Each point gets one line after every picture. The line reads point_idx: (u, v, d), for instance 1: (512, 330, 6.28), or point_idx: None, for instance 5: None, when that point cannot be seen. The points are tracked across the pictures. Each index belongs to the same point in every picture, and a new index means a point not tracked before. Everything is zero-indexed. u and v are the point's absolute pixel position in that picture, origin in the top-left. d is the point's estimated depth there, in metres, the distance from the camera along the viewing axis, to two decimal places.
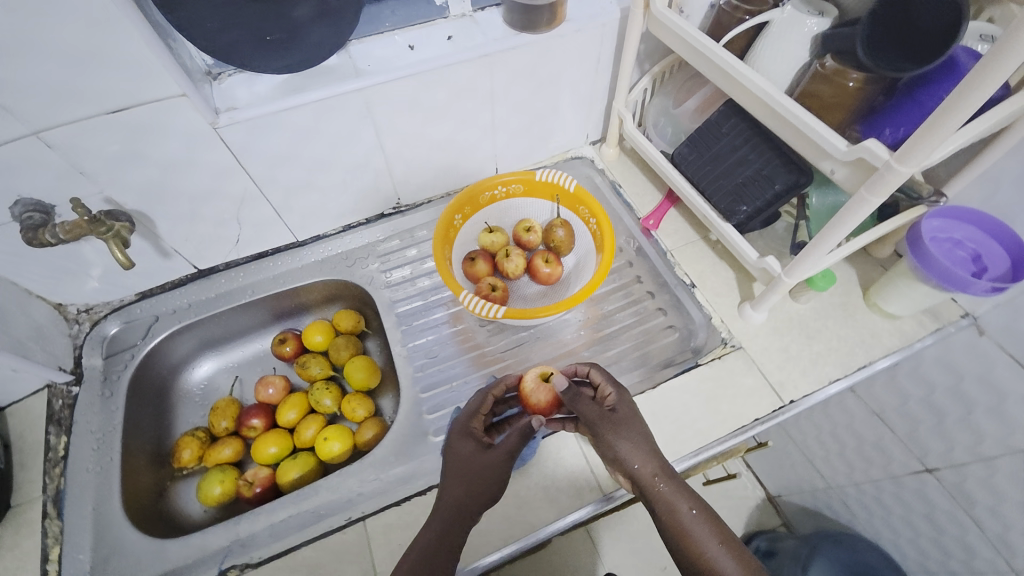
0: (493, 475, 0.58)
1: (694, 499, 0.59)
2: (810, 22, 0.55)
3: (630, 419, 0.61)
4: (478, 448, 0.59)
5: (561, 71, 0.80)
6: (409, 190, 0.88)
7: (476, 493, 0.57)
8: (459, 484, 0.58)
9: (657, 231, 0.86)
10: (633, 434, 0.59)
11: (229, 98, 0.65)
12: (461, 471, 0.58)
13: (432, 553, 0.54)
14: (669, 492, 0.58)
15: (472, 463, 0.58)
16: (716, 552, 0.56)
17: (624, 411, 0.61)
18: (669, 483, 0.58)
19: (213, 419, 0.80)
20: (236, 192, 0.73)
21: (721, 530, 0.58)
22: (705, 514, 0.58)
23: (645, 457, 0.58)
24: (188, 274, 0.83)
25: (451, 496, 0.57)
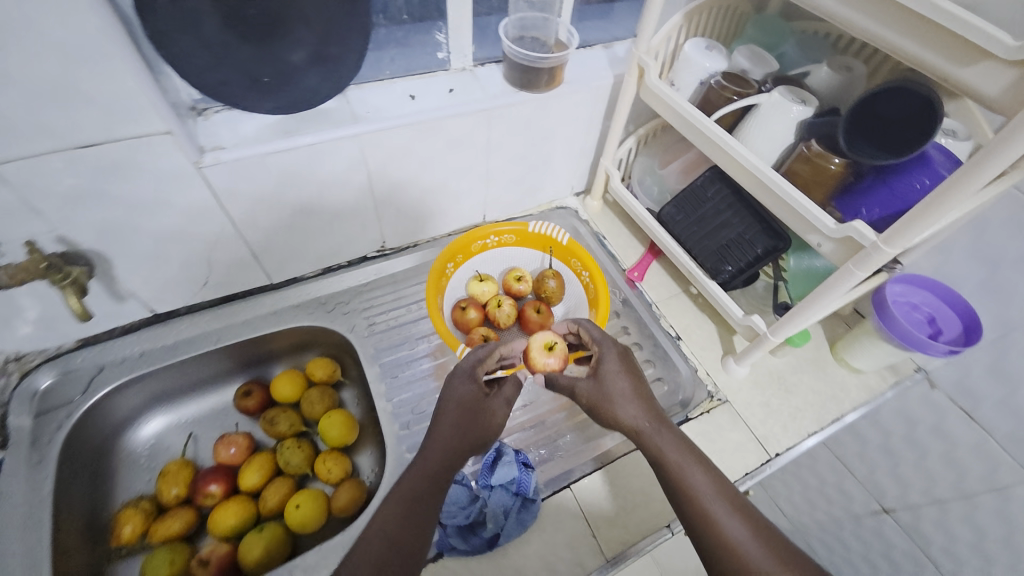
0: (489, 415, 0.60)
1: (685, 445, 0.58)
2: (796, 108, 0.60)
3: (619, 373, 0.63)
4: (478, 390, 0.61)
5: (553, 127, 0.82)
6: (395, 233, 0.87)
7: (468, 433, 0.58)
8: (451, 425, 0.58)
9: (642, 282, 0.88)
10: (618, 386, 0.62)
11: (214, 136, 0.61)
12: (455, 413, 0.59)
13: (416, 486, 0.54)
14: (655, 436, 0.58)
15: (469, 406, 0.59)
16: (710, 499, 0.54)
17: (612, 366, 0.63)
18: (656, 427, 0.59)
19: (162, 485, 0.71)
20: (210, 232, 0.68)
21: (721, 479, 0.56)
22: (700, 461, 0.57)
23: (629, 405, 0.61)
24: (142, 319, 0.75)
25: (442, 435, 0.57)
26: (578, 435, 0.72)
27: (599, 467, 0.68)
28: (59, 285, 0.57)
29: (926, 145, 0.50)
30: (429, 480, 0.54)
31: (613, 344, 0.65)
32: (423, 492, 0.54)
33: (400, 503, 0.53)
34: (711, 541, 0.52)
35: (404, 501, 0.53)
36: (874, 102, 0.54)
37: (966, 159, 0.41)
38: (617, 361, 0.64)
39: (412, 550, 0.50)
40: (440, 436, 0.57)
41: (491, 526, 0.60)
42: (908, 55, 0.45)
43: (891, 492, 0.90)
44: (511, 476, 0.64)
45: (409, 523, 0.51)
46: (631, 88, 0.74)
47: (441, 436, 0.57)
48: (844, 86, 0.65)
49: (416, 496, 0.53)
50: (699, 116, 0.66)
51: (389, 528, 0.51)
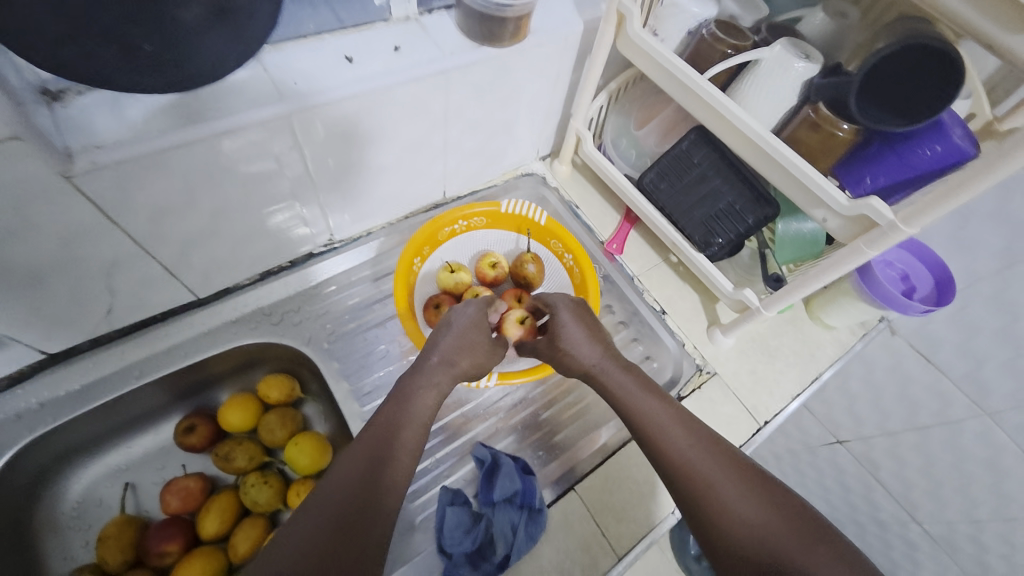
0: (476, 353, 0.61)
1: (635, 376, 0.60)
2: (800, 66, 0.54)
3: (575, 319, 0.64)
4: (460, 331, 0.61)
5: (519, 87, 0.71)
6: (344, 223, 0.74)
7: (451, 372, 0.59)
8: (434, 367, 0.58)
9: (621, 254, 0.83)
10: (570, 332, 0.63)
11: (84, 131, 0.45)
12: (440, 354, 0.59)
13: (395, 420, 0.54)
14: (606, 375, 0.60)
15: (451, 346, 0.60)
16: (660, 425, 0.54)
17: (564, 318, 0.64)
18: (608, 365, 0.61)
19: (103, 553, 0.60)
20: (105, 253, 0.53)
21: (672, 405, 0.57)
22: (652, 393, 0.58)
23: (582, 348, 0.62)
24: (35, 363, 0.60)
25: (423, 375, 0.58)
26: (575, 429, 0.69)
27: (600, 463, 0.65)
28: None
29: (942, 110, 0.46)
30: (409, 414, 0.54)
31: (567, 296, 0.66)
32: (400, 428, 0.53)
33: (379, 435, 0.52)
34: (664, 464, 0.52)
35: (382, 432, 0.52)
36: (879, 67, 0.49)
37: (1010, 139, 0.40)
38: (568, 311, 0.64)
39: (390, 479, 0.49)
40: (422, 376, 0.58)
41: (501, 547, 0.56)
42: (959, 16, 0.43)
43: (846, 426, 0.97)
44: (515, 489, 0.59)
45: (388, 453, 0.50)
46: (607, 39, 0.64)
47: (423, 375, 0.58)
48: (838, 37, 0.60)
49: (393, 431, 0.52)
50: (692, 75, 0.58)
51: (365, 456, 0.50)
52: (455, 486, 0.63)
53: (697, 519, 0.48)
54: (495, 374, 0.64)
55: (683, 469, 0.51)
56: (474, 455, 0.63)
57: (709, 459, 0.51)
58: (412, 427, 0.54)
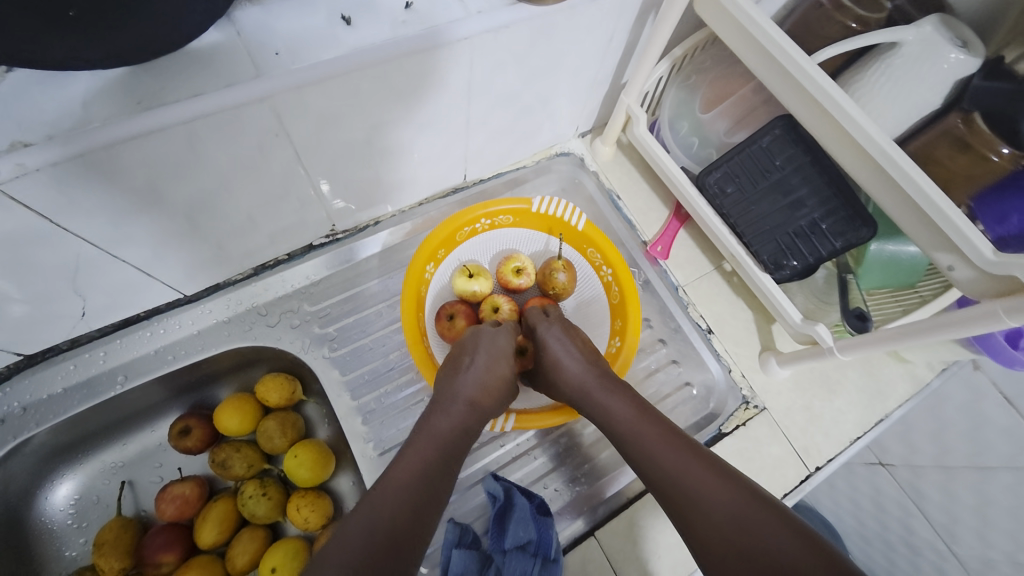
0: (502, 389, 0.54)
1: (623, 393, 0.53)
2: (952, 58, 0.40)
3: (557, 332, 0.58)
4: (474, 361, 0.55)
5: (561, 55, 0.57)
6: (348, 213, 0.64)
7: (480, 411, 0.53)
8: (457, 403, 0.52)
9: (666, 259, 0.72)
10: (555, 347, 0.56)
11: (10, 123, 0.36)
12: (464, 390, 0.53)
13: (425, 459, 0.48)
14: (595, 396, 0.53)
15: (472, 379, 0.53)
16: (657, 448, 0.48)
17: (547, 332, 0.58)
18: (595, 381, 0.54)
19: (99, 561, 0.58)
20: (61, 260, 0.45)
21: (664, 424, 0.50)
22: (647, 412, 0.51)
23: (566, 363, 0.55)
24: (10, 364, 0.55)
25: (448, 412, 0.52)
26: (600, 461, 0.63)
27: (619, 508, 0.59)
28: None
29: None
30: (438, 453, 0.48)
31: (548, 313, 0.60)
32: (430, 470, 0.47)
33: (408, 476, 0.46)
34: (670, 495, 0.46)
35: (414, 474, 0.46)
36: None
37: None
38: (553, 328, 0.58)
39: (418, 530, 0.43)
40: (446, 414, 0.52)
41: None
42: None
43: (892, 450, 0.87)
44: (528, 536, 0.53)
45: (416, 499, 0.45)
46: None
47: (450, 411, 0.52)
48: (1009, 9, 0.44)
49: (424, 473, 0.47)
50: (798, 55, 0.44)
51: (391, 497, 0.44)
52: (464, 522, 0.57)
53: (713, 555, 0.42)
54: (513, 416, 0.57)
55: (692, 499, 0.44)
56: (486, 490, 0.57)
57: (717, 485, 0.44)
58: (442, 469, 0.48)
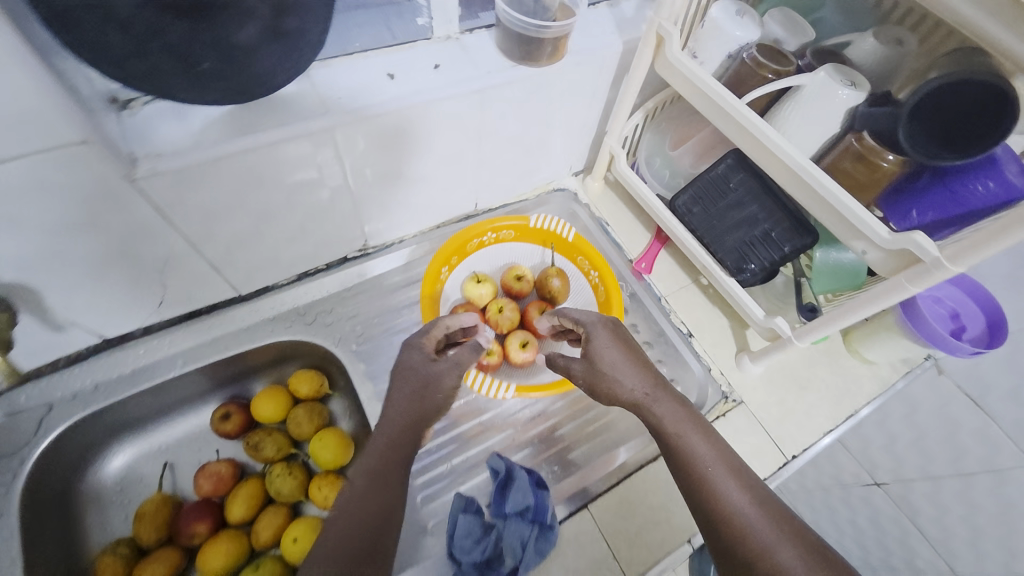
0: (443, 391, 0.57)
1: (683, 408, 0.55)
2: (845, 92, 0.53)
3: (617, 344, 0.60)
4: (426, 370, 0.57)
5: (553, 106, 0.72)
6: (378, 231, 0.77)
7: (428, 416, 0.56)
8: (407, 407, 0.54)
9: (649, 274, 0.82)
10: (614, 359, 0.58)
11: (148, 140, 0.50)
12: (411, 398, 0.55)
13: (378, 469, 0.50)
14: (656, 405, 0.55)
15: (421, 388, 0.56)
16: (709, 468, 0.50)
17: (603, 342, 0.60)
18: (655, 394, 0.55)
19: (138, 528, 0.63)
20: (158, 251, 0.57)
21: (721, 445, 0.52)
22: (702, 430, 0.53)
23: (626, 375, 0.57)
24: (90, 346, 0.65)
25: (398, 419, 0.54)
26: (592, 447, 0.68)
27: (613, 486, 0.64)
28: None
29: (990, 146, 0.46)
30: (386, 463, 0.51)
31: (601, 320, 0.62)
32: (379, 489, 0.49)
33: (361, 490, 0.49)
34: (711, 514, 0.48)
35: (368, 487, 0.49)
36: (935, 100, 0.48)
37: (1018, 209, 0.40)
38: (608, 334, 0.60)
39: (380, 533, 0.47)
40: (396, 420, 0.54)
41: (509, 560, 0.56)
42: (1000, 44, 0.45)
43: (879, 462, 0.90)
44: (527, 502, 0.59)
45: (369, 509, 0.47)
46: (645, 60, 0.65)
47: (400, 418, 0.54)
48: (891, 66, 0.58)
49: (373, 492, 0.49)
50: (729, 98, 0.58)
51: (348, 515, 0.47)
52: (470, 494, 0.63)
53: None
54: (513, 386, 0.64)
55: (736, 524, 0.46)
56: (489, 465, 0.63)
57: (760, 516, 0.47)
58: (395, 473, 0.51)
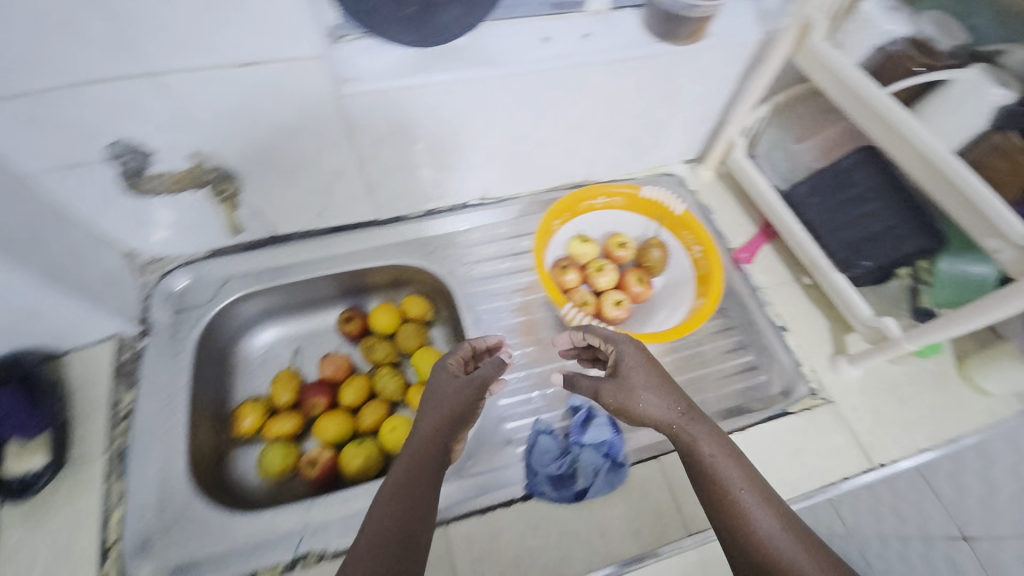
0: (479, 400, 0.57)
1: (717, 436, 0.50)
2: (995, 92, 0.55)
3: (646, 364, 0.55)
4: (456, 381, 0.57)
5: (683, 87, 0.76)
6: (499, 183, 0.86)
7: (465, 423, 0.56)
8: (443, 412, 0.54)
9: (749, 265, 0.83)
10: (642, 379, 0.53)
11: (351, 66, 0.61)
12: (448, 405, 0.54)
13: (416, 473, 0.50)
14: (685, 433, 0.50)
15: (457, 395, 0.55)
16: (743, 497, 0.46)
17: (631, 361, 0.55)
18: (689, 422, 0.50)
19: (275, 389, 0.78)
20: (334, 162, 0.70)
21: (757, 478, 0.48)
22: (734, 454, 0.49)
23: (656, 399, 0.52)
24: (262, 238, 0.80)
25: (434, 424, 0.53)
26: None
27: None
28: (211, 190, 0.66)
29: None
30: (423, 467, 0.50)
31: (628, 337, 0.57)
32: (416, 490, 0.48)
33: (398, 494, 0.48)
34: (745, 549, 0.44)
35: (408, 488, 0.48)
36: None
37: None
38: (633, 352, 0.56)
39: (420, 534, 0.46)
40: (431, 424, 0.53)
41: (582, 481, 0.62)
42: None
43: None
44: (603, 437, 0.66)
45: (407, 510, 0.47)
46: (784, 50, 0.68)
47: (437, 423, 0.53)
48: None
49: (410, 495, 0.48)
50: (871, 86, 0.59)
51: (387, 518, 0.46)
52: (550, 422, 0.69)
53: None
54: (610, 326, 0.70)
55: (774, 560, 0.43)
56: (571, 402, 0.70)
57: (797, 547, 0.44)
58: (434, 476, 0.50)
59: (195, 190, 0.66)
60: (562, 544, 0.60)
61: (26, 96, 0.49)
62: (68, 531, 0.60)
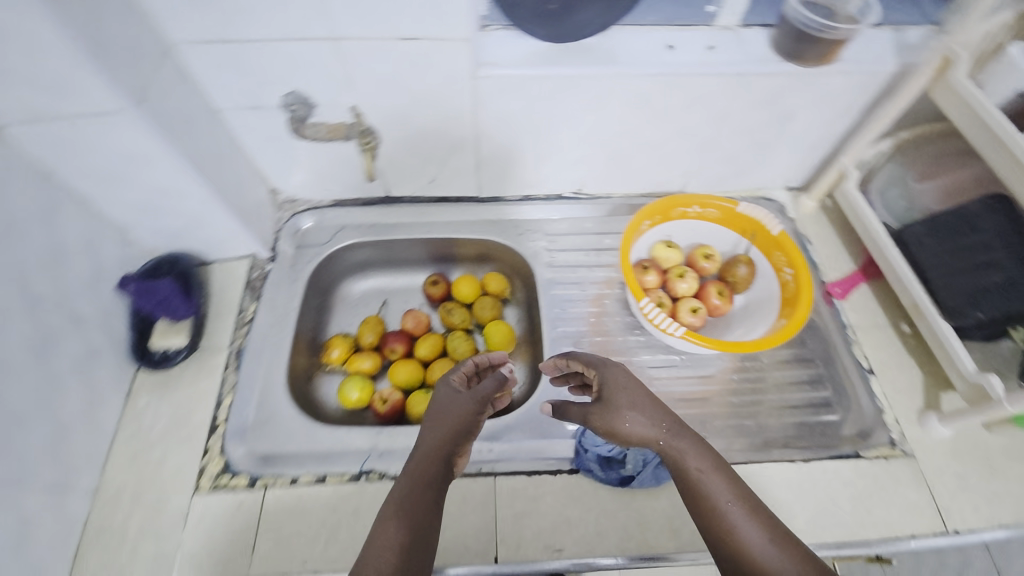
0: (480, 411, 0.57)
1: (702, 452, 0.49)
2: None
3: (627, 385, 0.55)
4: (455, 395, 0.59)
5: (801, 110, 0.76)
6: (596, 181, 0.90)
7: (469, 432, 0.56)
8: (444, 423, 0.55)
9: (842, 300, 0.81)
10: (625, 399, 0.53)
11: (490, 52, 0.69)
12: (448, 417, 0.56)
13: (422, 474, 0.51)
14: (671, 446, 0.50)
15: (456, 407, 0.57)
16: (733, 513, 0.45)
17: (614, 383, 0.55)
18: (673, 439, 0.50)
19: (362, 330, 0.87)
20: (456, 136, 0.78)
21: (747, 492, 0.47)
22: (722, 469, 0.48)
23: (637, 418, 0.51)
24: (377, 197, 0.90)
25: (437, 432, 0.55)
26: (731, 427, 0.71)
27: (742, 462, 0.68)
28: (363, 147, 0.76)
29: None
30: (429, 468, 0.51)
31: (610, 360, 0.57)
32: (423, 492, 0.49)
33: (408, 495, 0.49)
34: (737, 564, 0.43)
35: (417, 489, 0.50)
36: None
37: None
38: (616, 373, 0.56)
39: (430, 533, 0.47)
40: (433, 433, 0.55)
41: (629, 468, 0.63)
42: None
43: None
44: None
45: (417, 509, 0.48)
46: (919, 84, 0.66)
47: (440, 431, 0.54)
48: None
49: (420, 495, 0.49)
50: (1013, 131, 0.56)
51: (396, 517, 0.47)
52: None
53: None
54: (683, 328, 0.71)
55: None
56: None
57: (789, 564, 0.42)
58: (440, 478, 0.51)
59: (344, 141, 0.76)
60: (599, 522, 0.62)
61: (240, 44, 0.61)
62: (185, 406, 0.69)
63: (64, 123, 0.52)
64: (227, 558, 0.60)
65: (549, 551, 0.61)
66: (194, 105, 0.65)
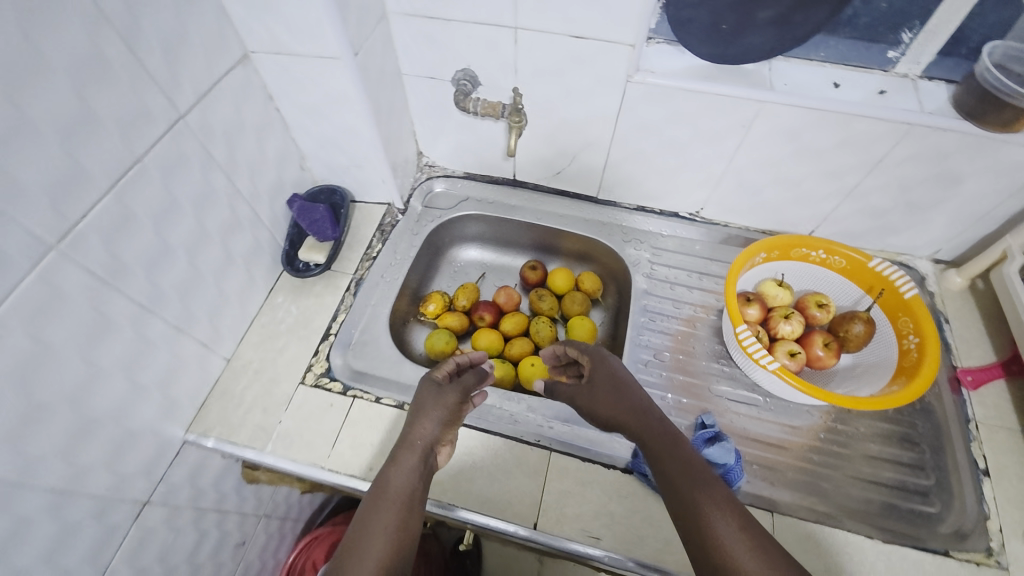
0: (464, 407, 0.64)
1: (679, 447, 0.58)
2: None
3: (611, 378, 0.65)
4: (443, 390, 0.64)
5: (968, 176, 0.70)
6: (717, 207, 0.90)
7: (453, 425, 0.63)
8: (433, 416, 0.61)
9: (971, 391, 0.72)
10: (608, 387, 0.65)
11: (649, 61, 0.72)
12: (438, 411, 0.62)
13: (414, 464, 0.57)
14: (652, 435, 0.59)
15: (446, 403, 0.62)
16: (702, 501, 0.53)
17: (602, 372, 0.66)
18: (656, 432, 0.59)
19: (458, 293, 0.94)
20: (593, 134, 0.82)
21: (716, 484, 0.55)
22: (695, 464, 0.56)
23: (620, 410, 0.62)
24: (505, 178, 0.98)
25: (428, 424, 0.61)
26: (801, 480, 0.68)
27: (808, 519, 0.65)
28: (511, 123, 0.79)
29: None
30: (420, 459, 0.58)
31: (602, 353, 0.69)
32: (415, 483, 0.56)
33: (402, 482, 0.56)
34: (700, 542, 0.51)
35: (412, 477, 0.56)
36: None
37: None
38: (604, 365, 0.67)
39: (420, 519, 0.55)
40: (423, 424, 0.60)
41: None
42: None
43: None
44: (724, 461, 0.65)
45: (413, 498, 0.55)
46: None
47: (432, 422, 0.61)
48: None
49: (411, 486, 0.56)
50: None
51: (396, 503, 0.54)
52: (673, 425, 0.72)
53: None
54: (776, 362, 0.68)
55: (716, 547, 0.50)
56: (701, 418, 0.72)
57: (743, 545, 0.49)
58: (428, 468, 0.58)
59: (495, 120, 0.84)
60: (641, 525, 0.62)
61: (437, 21, 0.72)
62: (309, 313, 0.80)
63: (296, 60, 0.65)
64: (311, 445, 0.69)
65: (585, 535, 0.62)
66: (388, 65, 0.76)
